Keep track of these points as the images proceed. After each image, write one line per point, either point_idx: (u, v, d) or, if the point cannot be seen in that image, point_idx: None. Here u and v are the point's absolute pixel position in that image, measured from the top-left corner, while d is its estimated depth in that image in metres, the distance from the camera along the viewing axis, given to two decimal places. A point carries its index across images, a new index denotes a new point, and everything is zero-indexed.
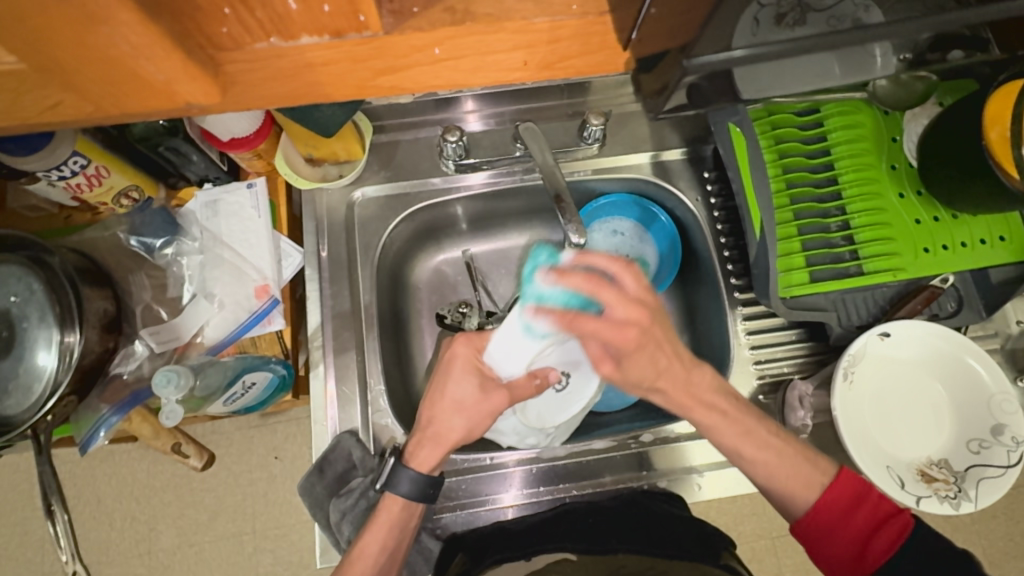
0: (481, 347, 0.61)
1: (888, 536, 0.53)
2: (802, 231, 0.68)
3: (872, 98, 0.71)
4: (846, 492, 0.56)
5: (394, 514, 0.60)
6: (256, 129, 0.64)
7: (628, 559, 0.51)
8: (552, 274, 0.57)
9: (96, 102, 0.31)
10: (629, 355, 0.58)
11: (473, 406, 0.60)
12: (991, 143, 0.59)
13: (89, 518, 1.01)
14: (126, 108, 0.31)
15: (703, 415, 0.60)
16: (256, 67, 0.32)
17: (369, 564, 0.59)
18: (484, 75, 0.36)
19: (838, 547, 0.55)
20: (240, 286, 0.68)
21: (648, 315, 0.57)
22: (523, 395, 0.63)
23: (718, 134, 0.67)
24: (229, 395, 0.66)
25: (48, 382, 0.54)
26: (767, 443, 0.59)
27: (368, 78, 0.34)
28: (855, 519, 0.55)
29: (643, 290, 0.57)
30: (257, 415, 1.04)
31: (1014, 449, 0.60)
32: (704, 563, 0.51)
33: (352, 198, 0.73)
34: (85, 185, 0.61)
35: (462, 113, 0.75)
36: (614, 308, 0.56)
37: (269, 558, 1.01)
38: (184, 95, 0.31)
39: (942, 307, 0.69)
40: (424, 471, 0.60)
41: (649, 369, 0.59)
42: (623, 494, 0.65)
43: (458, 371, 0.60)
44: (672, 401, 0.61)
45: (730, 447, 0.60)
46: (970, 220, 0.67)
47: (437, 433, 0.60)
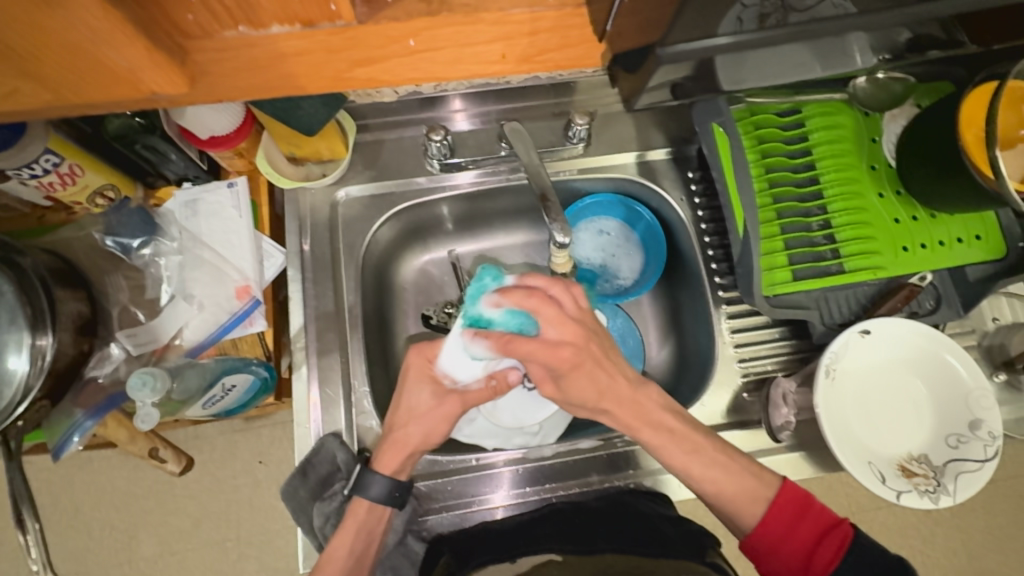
0: (431, 357, 0.63)
1: (832, 546, 0.54)
2: (785, 230, 0.69)
3: (852, 99, 0.72)
4: (790, 507, 0.57)
5: (360, 517, 0.60)
6: (237, 127, 0.62)
7: (614, 559, 0.52)
8: (494, 297, 0.59)
9: (57, 91, 0.30)
10: (567, 373, 0.58)
11: (427, 412, 0.62)
12: (968, 144, 0.60)
13: (66, 526, 0.99)
14: (89, 97, 0.30)
15: (652, 436, 0.60)
16: (225, 57, 0.31)
17: (339, 565, 0.59)
18: (463, 67, 0.36)
19: (787, 558, 0.56)
20: (219, 287, 0.66)
21: (581, 337, 0.58)
22: (479, 399, 0.64)
23: (702, 134, 0.68)
24: (209, 398, 0.64)
25: (19, 387, 0.52)
26: (721, 462, 0.59)
27: (343, 69, 0.34)
28: (799, 531, 0.56)
29: (583, 311, 0.59)
30: (241, 420, 1.02)
31: (990, 443, 0.62)
32: (689, 560, 0.52)
33: (335, 197, 0.72)
34: (58, 184, 0.59)
35: (448, 112, 0.75)
36: (547, 329, 0.58)
37: (253, 565, 1.00)
38: (150, 85, 0.30)
39: (921, 305, 0.71)
40: (388, 473, 0.60)
41: (589, 390, 0.60)
42: (609, 494, 0.65)
43: (412, 380, 0.63)
44: (620, 422, 0.61)
45: (689, 471, 0.60)
46: (947, 220, 0.69)
47: (400, 438, 0.61)
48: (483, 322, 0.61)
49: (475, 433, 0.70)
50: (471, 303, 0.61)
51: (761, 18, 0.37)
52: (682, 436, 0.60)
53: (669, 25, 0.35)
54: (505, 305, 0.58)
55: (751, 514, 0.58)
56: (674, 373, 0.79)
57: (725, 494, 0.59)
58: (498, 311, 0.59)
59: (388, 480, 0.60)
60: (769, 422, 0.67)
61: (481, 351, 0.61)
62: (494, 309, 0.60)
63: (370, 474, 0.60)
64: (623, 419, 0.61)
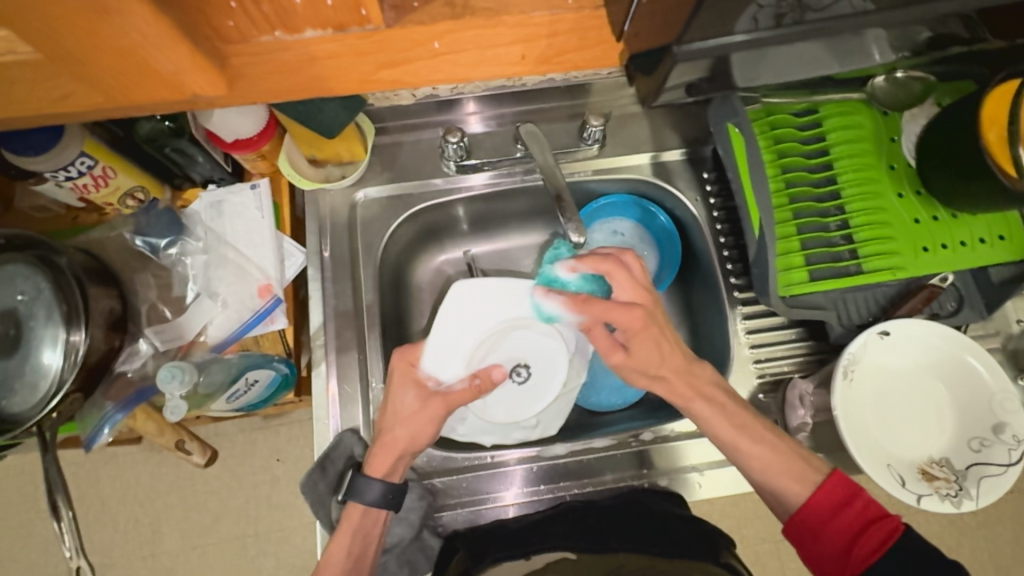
0: (414, 360, 0.64)
1: (883, 530, 0.52)
2: (802, 230, 0.69)
3: (871, 98, 0.72)
4: (840, 490, 0.55)
5: (356, 521, 0.60)
6: (261, 129, 0.64)
7: (627, 558, 0.54)
8: (569, 264, 0.71)
9: (106, 92, 0.31)
10: (634, 335, 0.61)
11: (410, 416, 0.61)
12: (991, 144, 0.59)
13: (93, 519, 1.05)
14: (135, 96, 0.32)
15: (702, 407, 0.61)
16: (263, 59, 0.33)
17: (339, 567, 0.59)
18: (484, 69, 0.37)
19: (833, 538, 0.54)
20: (243, 285, 0.68)
21: (651, 301, 0.62)
22: (463, 399, 0.63)
23: (718, 134, 0.68)
24: (232, 392, 0.66)
25: (53, 380, 0.55)
26: (769, 439, 0.59)
27: (368, 72, 0.35)
28: (844, 518, 0.54)
29: (650, 279, 0.63)
30: (260, 418, 1.07)
31: (1015, 447, 0.60)
32: (704, 561, 0.54)
33: (354, 198, 0.74)
34: (92, 185, 0.62)
35: (464, 115, 0.76)
36: (615, 292, 0.63)
37: (271, 561, 1.04)
38: (192, 86, 0.32)
39: (942, 306, 0.69)
40: (378, 476, 0.60)
41: (654, 357, 0.62)
42: (624, 493, 0.65)
43: (397, 383, 0.63)
44: (675, 391, 0.62)
45: (736, 445, 0.60)
46: (970, 220, 0.68)
47: (388, 442, 0.61)
48: (556, 284, 0.73)
49: (469, 431, 0.70)
50: (548, 267, 0.74)
51: (777, 17, 0.36)
52: (733, 411, 0.61)
53: (682, 23, 0.34)
54: (583, 268, 0.64)
55: (795, 495, 0.57)
56: None
57: (768, 472, 0.58)
58: (572, 275, 0.72)
59: (380, 483, 0.60)
60: (785, 422, 0.67)
61: (552, 308, 0.70)
62: (567, 275, 0.73)
63: (365, 478, 0.60)
64: (677, 390, 0.62)
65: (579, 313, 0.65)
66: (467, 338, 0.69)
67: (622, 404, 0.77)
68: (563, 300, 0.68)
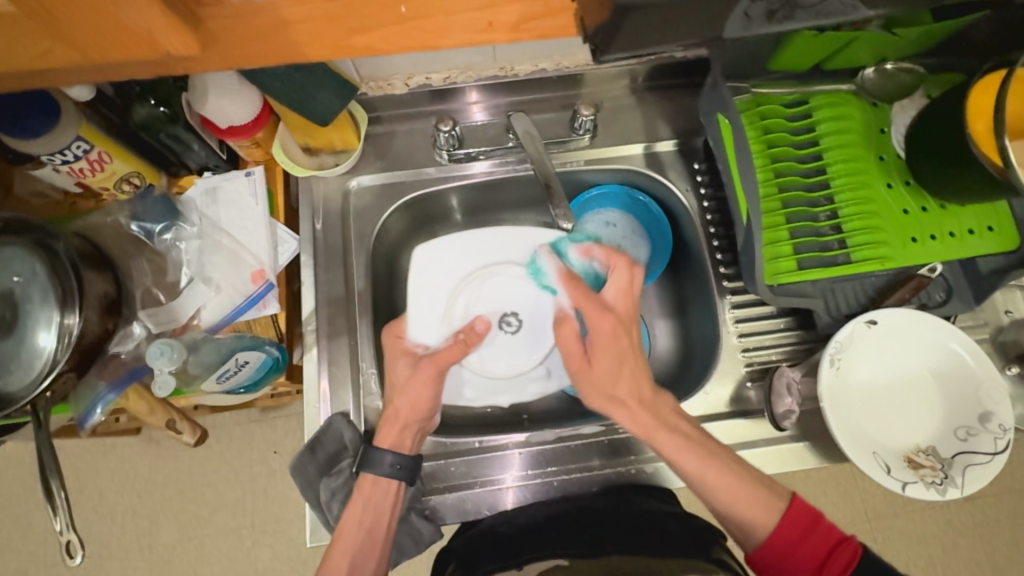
0: (401, 333, 0.67)
1: (844, 557, 0.52)
2: (791, 220, 0.69)
3: (860, 90, 0.72)
4: (801, 520, 0.55)
5: (365, 492, 0.61)
6: (254, 116, 0.65)
7: (622, 561, 0.52)
8: (585, 246, 0.69)
9: (83, 50, 0.31)
10: (601, 343, 0.62)
11: (407, 383, 0.64)
12: (977, 133, 0.61)
13: (92, 510, 1.07)
14: (111, 57, 0.32)
15: (666, 440, 0.60)
16: (238, 24, 0.33)
17: (348, 544, 0.60)
18: (451, 36, 0.35)
19: (800, 564, 0.53)
20: (236, 271, 0.69)
21: (629, 316, 0.63)
22: (450, 357, 0.65)
23: (708, 124, 0.69)
24: (222, 372, 0.66)
25: (47, 360, 0.55)
26: (735, 469, 0.58)
27: (339, 38, 0.35)
28: (810, 544, 0.54)
29: (629, 306, 0.63)
30: (258, 410, 1.10)
31: (1001, 436, 0.61)
32: (696, 558, 0.53)
33: (348, 186, 0.75)
34: (88, 169, 0.63)
35: (466, 104, 0.76)
36: (605, 292, 0.64)
37: (267, 553, 1.06)
38: (166, 45, 0.31)
39: (931, 296, 0.70)
40: (383, 445, 0.62)
41: (612, 376, 0.62)
42: (613, 490, 0.66)
43: (390, 359, 0.66)
44: (637, 421, 0.61)
45: (704, 480, 0.58)
46: (959, 211, 0.68)
47: (392, 413, 0.64)
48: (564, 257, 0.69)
49: (477, 394, 0.70)
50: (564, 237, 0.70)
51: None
52: (695, 443, 0.60)
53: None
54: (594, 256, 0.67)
55: (763, 526, 0.55)
56: (678, 362, 0.79)
57: (737, 503, 0.56)
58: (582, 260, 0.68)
59: (390, 453, 0.62)
60: (771, 410, 0.67)
61: (544, 266, 0.69)
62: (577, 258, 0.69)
63: (376, 449, 0.62)
64: (640, 419, 0.61)
65: (564, 294, 0.66)
66: (440, 298, 0.69)
67: None
68: (559, 267, 0.67)
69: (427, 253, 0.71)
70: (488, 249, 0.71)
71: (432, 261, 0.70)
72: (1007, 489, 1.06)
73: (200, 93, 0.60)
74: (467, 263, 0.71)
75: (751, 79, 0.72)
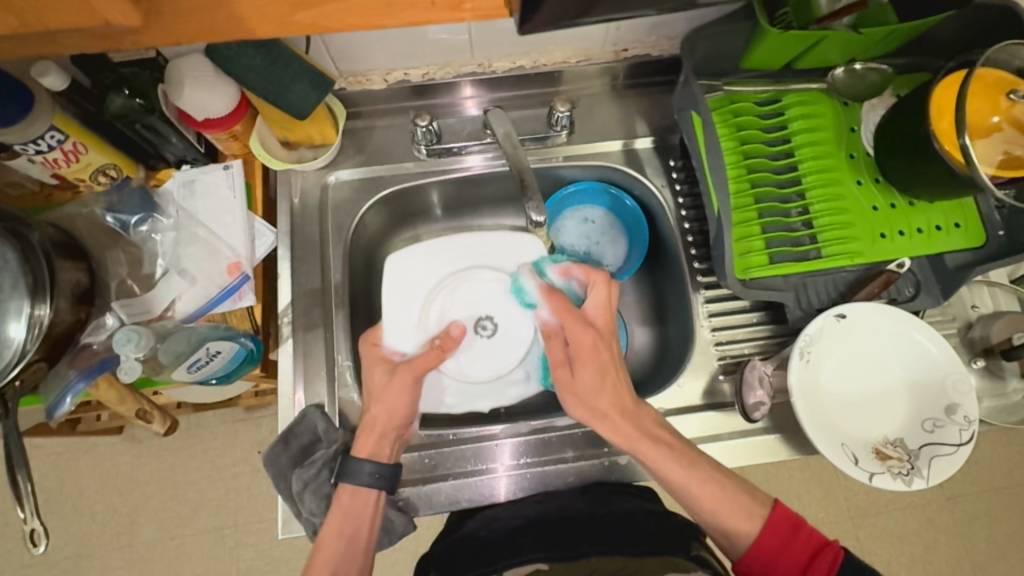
0: (377, 341, 0.67)
1: (828, 558, 0.54)
2: (763, 216, 0.70)
3: (831, 89, 0.73)
4: (780, 532, 0.57)
5: (344, 503, 0.60)
6: (231, 110, 0.65)
7: (600, 563, 0.54)
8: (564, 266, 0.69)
9: (24, 16, 0.31)
10: (583, 357, 0.62)
11: (381, 390, 0.63)
12: (941, 131, 0.61)
13: (71, 509, 1.06)
14: (53, 23, 0.32)
15: (648, 449, 0.60)
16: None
17: (330, 553, 0.59)
18: (394, 14, 0.38)
19: (786, 572, 0.55)
20: (212, 262, 0.69)
21: (610, 330, 0.64)
22: (427, 363, 0.64)
23: (682, 121, 0.70)
24: (193, 361, 0.66)
25: (16, 351, 0.54)
26: (718, 480, 0.59)
27: (285, 13, 0.37)
28: (794, 549, 0.56)
29: (608, 321, 0.64)
30: (242, 409, 1.10)
31: (966, 428, 0.62)
32: (673, 555, 0.54)
33: (326, 180, 0.75)
34: (63, 160, 0.63)
35: (462, 98, 0.77)
36: (588, 307, 0.64)
37: (250, 552, 1.05)
38: (104, 13, 0.32)
39: (900, 291, 0.71)
40: (360, 454, 0.61)
41: (594, 390, 0.62)
42: (594, 490, 0.66)
43: (367, 366, 0.66)
44: (618, 431, 0.61)
45: (687, 490, 0.59)
46: (926, 208, 0.70)
47: (369, 421, 0.63)
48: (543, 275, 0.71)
49: (459, 400, 0.71)
50: (545, 256, 0.71)
51: None
52: (680, 452, 0.60)
53: None
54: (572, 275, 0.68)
55: (745, 533, 0.58)
56: (656, 357, 0.80)
57: (721, 512, 0.58)
58: (562, 280, 0.69)
59: (369, 462, 0.61)
60: (742, 402, 0.68)
61: (524, 284, 0.70)
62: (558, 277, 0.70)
63: (354, 459, 0.61)
64: (621, 432, 0.61)
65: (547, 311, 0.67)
66: (411, 305, 0.70)
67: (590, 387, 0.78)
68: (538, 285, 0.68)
69: (401, 260, 0.72)
70: (459, 256, 0.72)
71: (404, 265, 0.71)
72: (987, 487, 1.07)
73: (176, 85, 0.61)
74: (439, 268, 0.72)
75: (724, 77, 0.74)
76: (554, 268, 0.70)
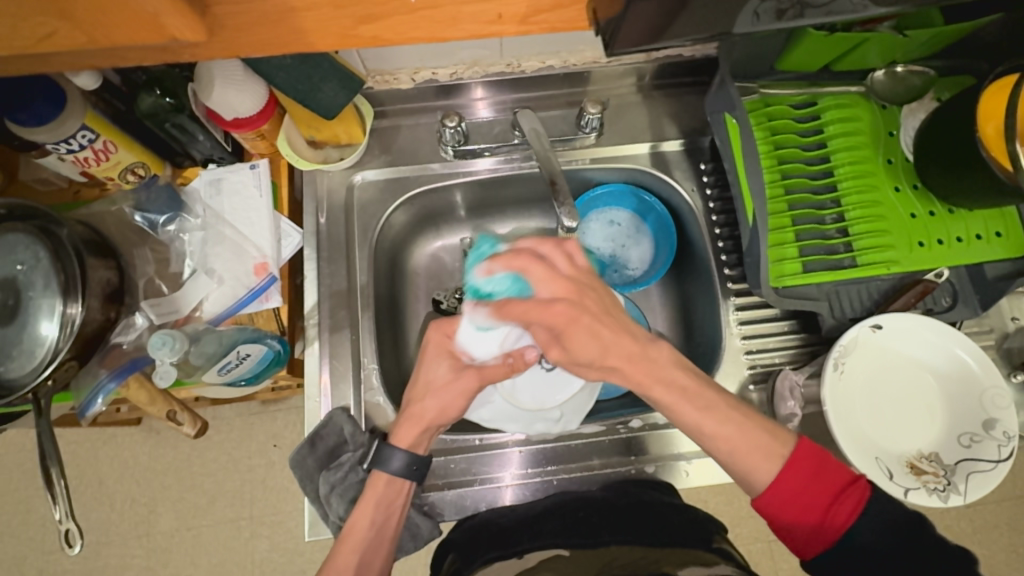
0: (450, 333, 0.65)
1: (851, 500, 0.49)
2: (797, 222, 0.69)
3: (869, 92, 0.71)
4: (807, 465, 0.51)
5: (378, 490, 0.59)
6: (259, 109, 0.65)
7: (618, 551, 0.54)
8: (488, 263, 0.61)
9: (88, 33, 0.31)
10: (565, 330, 0.56)
11: (443, 386, 0.63)
12: (986, 137, 0.59)
13: (90, 498, 1.07)
14: (116, 41, 0.31)
15: (663, 394, 0.56)
16: (241, 9, 0.33)
17: (358, 540, 0.58)
18: (461, 28, 0.36)
19: (805, 509, 0.50)
20: (239, 263, 0.69)
21: (576, 290, 0.57)
22: (496, 375, 0.64)
23: (715, 124, 0.68)
24: (223, 364, 0.66)
25: (50, 348, 0.55)
26: (732, 417, 0.54)
27: (348, 27, 0.35)
28: (821, 484, 0.50)
29: (576, 269, 0.59)
30: (258, 403, 1.10)
31: (1005, 443, 0.60)
32: (695, 548, 0.54)
33: (352, 180, 0.74)
34: (93, 159, 0.63)
35: (471, 100, 0.76)
36: (537, 291, 0.58)
37: (265, 544, 1.06)
38: (171, 30, 0.31)
39: (937, 302, 0.68)
40: (402, 447, 0.61)
41: (592, 347, 0.56)
42: (613, 484, 0.66)
43: (431, 354, 0.64)
44: (630, 379, 0.57)
45: (703, 431, 0.55)
46: (966, 216, 0.67)
47: (417, 412, 0.62)
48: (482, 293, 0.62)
49: (495, 416, 0.68)
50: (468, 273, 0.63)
51: (779, 13, 0.38)
52: (695, 393, 0.56)
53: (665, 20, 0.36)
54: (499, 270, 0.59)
55: (763, 473, 0.52)
56: None
57: (738, 452, 0.53)
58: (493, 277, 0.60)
59: (406, 453, 0.60)
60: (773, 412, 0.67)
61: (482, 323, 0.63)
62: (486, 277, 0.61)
63: (391, 446, 0.61)
64: (635, 377, 0.57)
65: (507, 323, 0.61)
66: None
67: (616, 392, 0.77)
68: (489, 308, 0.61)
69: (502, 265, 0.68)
70: None
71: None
72: (1007, 496, 1.05)
73: (206, 84, 0.60)
74: None
75: (759, 79, 0.72)
76: (478, 267, 0.62)
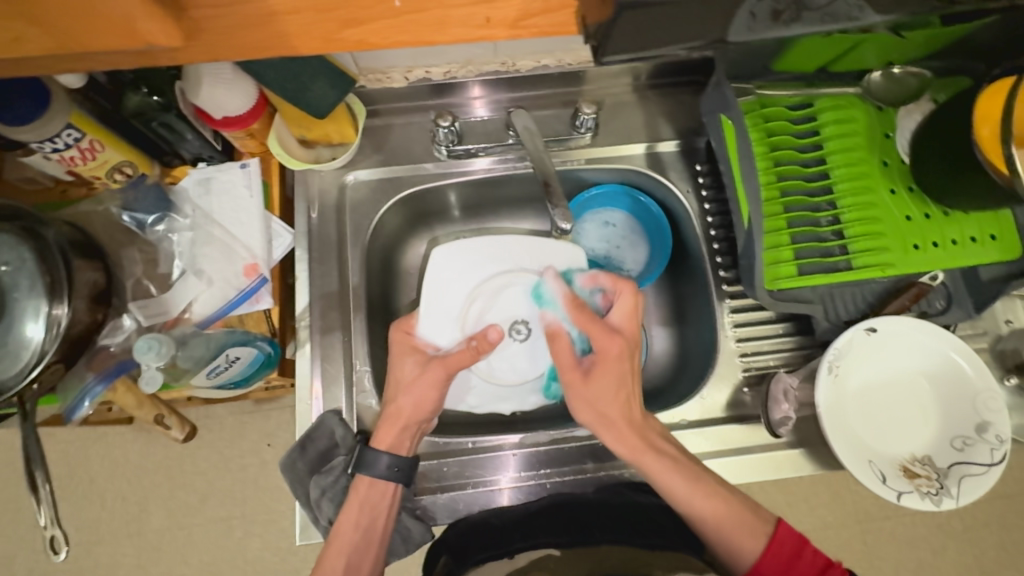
0: (410, 330, 0.67)
1: None
2: (792, 224, 0.68)
3: (866, 94, 0.71)
4: (788, 546, 0.55)
5: (362, 492, 0.61)
6: (250, 108, 0.64)
7: (610, 553, 0.55)
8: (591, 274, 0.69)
9: (59, 38, 0.30)
10: (605, 360, 0.62)
11: (410, 382, 0.63)
12: (982, 138, 0.59)
13: (80, 497, 1.06)
14: (90, 48, 0.31)
15: (652, 462, 0.59)
16: (220, 13, 0.32)
17: (347, 540, 0.59)
18: (451, 31, 0.35)
19: None
20: (229, 263, 0.68)
21: (634, 339, 0.64)
22: (461, 361, 0.63)
23: (711, 124, 0.67)
24: (213, 367, 0.66)
25: (35, 351, 0.54)
26: (722, 495, 0.58)
27: (332, 30, 0.34)
28: (799, 569, 0.54)
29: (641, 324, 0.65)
30: (251, 402, 1.09)
31: (997, 446, 0.61)
32: (686, 555, 0.56)
33: (344, 180, 0.73)
34: (80, 159, 0.62)
35: (467, 99, 0.75)
36: (611, 315, 0.64)
37: (257, 544, 1.06)
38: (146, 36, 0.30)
39: (931, 304, 0.69)
40: (382, 448, 0.61)
41: (609, 397, 0.62)
42: (608, 486, 0.65)
43: (397, 354, 0.65)
44: (623, 436, 0.61)
45: (689, 504, 0.58)
46: (962, 218, 0.67)
47: (395, 411, 0.62)
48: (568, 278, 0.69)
49: (482, 400, 0.69)
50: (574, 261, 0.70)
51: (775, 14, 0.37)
52: (684, 466, 0.59)
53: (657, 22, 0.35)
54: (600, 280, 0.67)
55: (749, 550, 0.56)
56: (676, 365, 0.78)
57: (723, 526, 0.57)
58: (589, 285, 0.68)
59: (388, 455, 0.61)
60: (768, 417, 0.66)
61: (549, 292, 0.68)
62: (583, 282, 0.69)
63: (373, 450, 0.61)
64: (625, 440, 0.61)
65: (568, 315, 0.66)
66: (455, 298, 0.68)
67: None
68: (566, 293, 0.67)
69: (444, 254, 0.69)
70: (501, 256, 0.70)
71: (450, 263, 0.69)
72: (998, 496, 1.05)
73: (194, 82, 0.59)
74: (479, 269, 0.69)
75: (756, 80, 0.72)
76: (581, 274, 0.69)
